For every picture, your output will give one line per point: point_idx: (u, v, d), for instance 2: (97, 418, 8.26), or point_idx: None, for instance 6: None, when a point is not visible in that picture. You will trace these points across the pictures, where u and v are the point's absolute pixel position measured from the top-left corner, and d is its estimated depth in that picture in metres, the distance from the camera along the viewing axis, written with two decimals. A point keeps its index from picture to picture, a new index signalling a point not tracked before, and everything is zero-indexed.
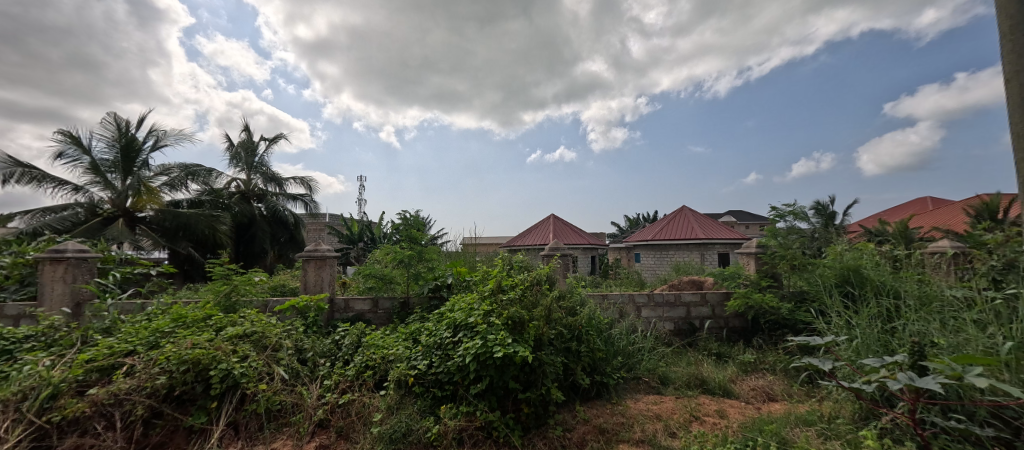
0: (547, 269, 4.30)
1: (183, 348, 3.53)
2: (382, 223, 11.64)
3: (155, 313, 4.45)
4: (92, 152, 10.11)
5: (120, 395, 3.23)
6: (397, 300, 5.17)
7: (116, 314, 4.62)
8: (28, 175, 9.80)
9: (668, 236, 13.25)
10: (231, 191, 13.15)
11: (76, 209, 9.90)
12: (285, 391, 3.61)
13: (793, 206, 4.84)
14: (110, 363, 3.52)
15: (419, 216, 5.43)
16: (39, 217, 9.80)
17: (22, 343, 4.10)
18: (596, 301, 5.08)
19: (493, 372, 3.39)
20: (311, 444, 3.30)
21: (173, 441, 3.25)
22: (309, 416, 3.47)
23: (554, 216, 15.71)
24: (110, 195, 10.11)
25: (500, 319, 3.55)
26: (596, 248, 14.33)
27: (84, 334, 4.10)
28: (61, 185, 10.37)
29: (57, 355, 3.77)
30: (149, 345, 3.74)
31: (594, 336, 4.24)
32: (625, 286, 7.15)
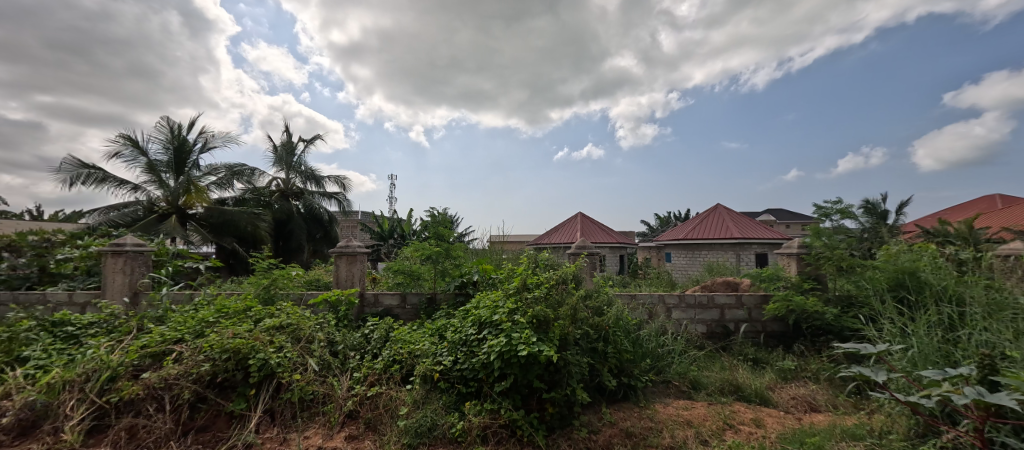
0: (573, 267, 4.19)
1: (225, 337, 3.65)
2: (411, 220, 11.76)
3: (201, 304, 4.63)
4: (148, 153, 10.70)
5: (169, 380, 3.34)
6: (424, 296, 5.15)
7: (168, 304, 4.85)
8: (92, 177, 10.44)
9: (701, 235, 12.81)
10: (270, 188, 13.65)
11: (137, 207, 10.59)
12: (316, 382, 3.66)
13: (840, 204, 4.51)
14: (161, 350, 3.66)
15: (447, 214, 5.44)
16: (104, 214, 10.43)
17: (87, 329, 4.35)
18: (624, 301, 4.92)
19: (517, 371, 3.33)
20: (340, 433, 3.32)
21: (215, 426, 3.35)
22: (339, 406, 3.50)
23: (581, 214, 15.50)
24: (163, 194, 10.68)
25: (524, 318, 3.49)
26: (624, 247, 14.04)
27: (140, 322, 4.32)
28: (121, 185, 11.02)
29: (115, 341, 3.97)
30: (195, 334, 3.87)
31: (622, 338, 4.11)
32: (655, 286, 6.98)
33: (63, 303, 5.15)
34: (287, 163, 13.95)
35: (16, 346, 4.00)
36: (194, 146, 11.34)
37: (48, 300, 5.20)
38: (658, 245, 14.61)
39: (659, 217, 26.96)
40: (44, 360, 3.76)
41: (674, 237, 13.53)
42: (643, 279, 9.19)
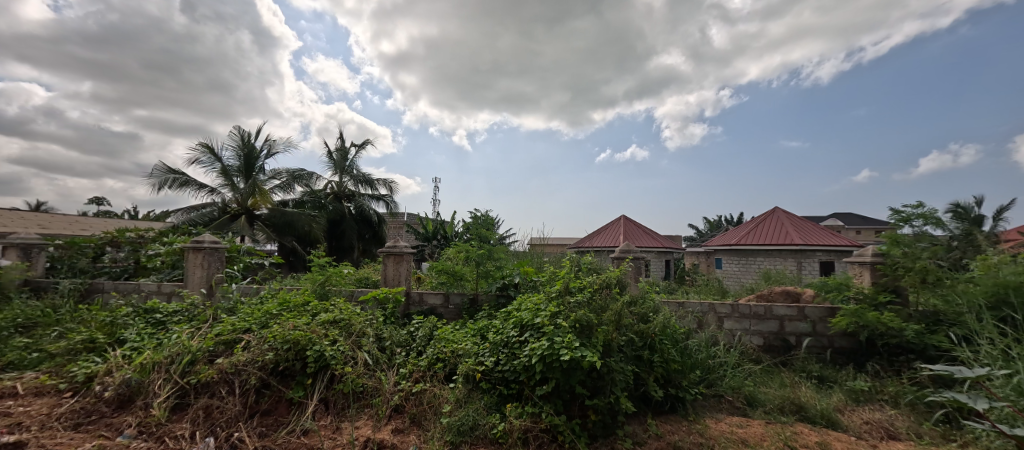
0: (617, 272, 4.02)
1: (287, 329, 3.87)
2: (455, 223, 11.88)
3: (265, 298, 4.90)
4: (222, 159, 11.54)
5: (239, 366, 3.56)
6: (467, 296, 5.13)
7: (239, 296, 5.17)
8: (177, 181, 11.37)
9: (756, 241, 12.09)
10: (325, 191, 14.33)
11: (213, 208, 11.38)
12: (366, 375, 3.71)
13: (922, 208, 4.06)
14: (232, 338, 3.94)
15: (488, 216, 5.50)
16: (186, 214, 11.30)
17: (172, 316, 4.70)
18: (672, 308, 4.69)
19: (559, 376, 3.23)
20: (387, 426, 3.33)
21: (276, 410, 3.49)
22: (387, 400, 3.51)
23: (625, 217, 15.07)
24: (234, 196, 11.51)
25: (567, 322, 3.40)
26: (671, 252, 13.51)
27: (215, 312, 4.63)
28: (200, 188, 11.96)
29: (195, 328, 4.29)
30: (261, 324, 4.12)
31: (670, 347, 3.86)
32: (705, 294, 6.62)
33: (153, 292, 5.62)
34: (340, 167, 14.57)
35: (113, 330, 4.42)
36: (261, 152, 12.06)
37: (139, 290, 5.70)
38: (707, 250, 13.93)
39: (708, 221, 25.73)
40: (139, 343, 4.11)
41: (725, 242, 12.85)
42: (692, 286, 8.78)
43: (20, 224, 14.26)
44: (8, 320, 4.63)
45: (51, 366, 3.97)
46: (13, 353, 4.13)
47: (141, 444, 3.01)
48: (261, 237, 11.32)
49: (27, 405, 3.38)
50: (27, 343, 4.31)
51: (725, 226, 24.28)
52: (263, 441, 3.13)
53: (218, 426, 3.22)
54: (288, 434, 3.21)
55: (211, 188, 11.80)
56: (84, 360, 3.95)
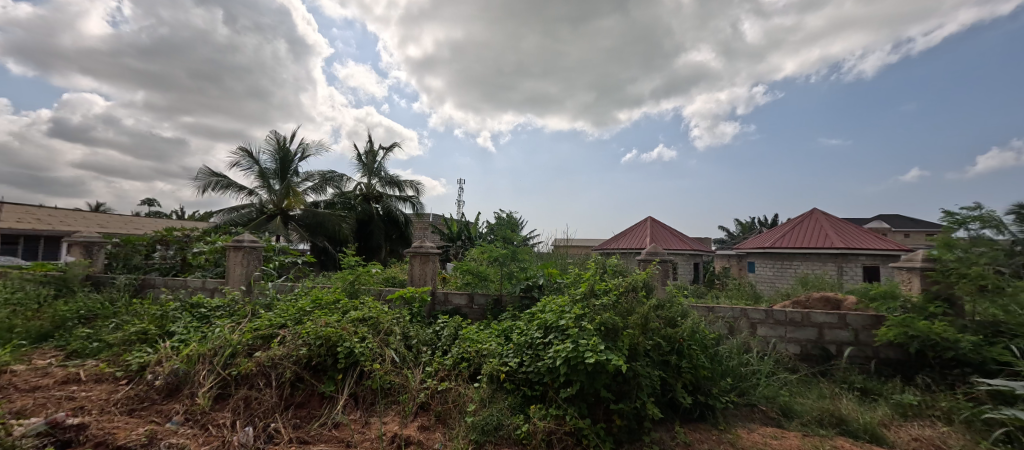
0: (644, 274, 3.87)
1: (319, 326, 3.95)
2: (479, 224, 11.88)
3: (299, 295, 5.02)
4: (259, 161, 11.96)
5: (275, 359, 3.64)
6: (491, 297, 5.07)
7: (275, 293, 5.34)
8: (220, 184, 11.87)
9: (792, 243, 11.59)
10: (355, 192, 14.64)
11: (252, 208, 11.78)
12: (394, 372, 3.72)
13: (980, 210, 3.76)
14: (269, 333, 4.04)
15: (512, 217, 5.48)
16: (228, 214, 11.75)
17: (215, 310, 4.85)
18: (701, 313, 4.54)
19: (583, 379, 3.15)
20: (414, 423, 3.33)
21: (310, 403, 3.55)
22: (413, 397, 3.51)
23: (652, 218, 14.75)
24: (270, 197, 11.91)
25: (592, 324, 3.32)
26: (700, 254, 13.12)
27: (254, 308, 4.78)
28: (241, 190, 12.43)
29: (236, 322, 4.43)
30: (295, 321, 4.22)
31: (699, 353, 3.69)
32: (736, 299, 6.36)
33: (199, 288, 5.85)
34: (368, 168, 14.86)
35: (163, 322, 4.61)
36: (295, 155, 12.43)
37: (185, 286, 5.93)
38: (739, 253, 13.46)
39: (740, 223, 24.88)
40: (186, 335, 4.29)
41: (759, 245, 12.37)
42: (723, 290, 8.48)
43: (82, 224, 15.26)
44: (71, 313, 4.94)
45: (109, 354, 4.18)
46: (76, 342, 4.40)
47: (188, 431, 3.10)
48: (295, 236, 11.67)
49: (88, 390, 3.59)
50: (88, 334, 4.55)
51: (758, 229, 23.42)
52: (297, 432, 3.19)
53: (257, 417, 3.32)
54: (320, 427, 3.27)
55: (250, 190, 12.25)
56: (137, 351, 4.09)
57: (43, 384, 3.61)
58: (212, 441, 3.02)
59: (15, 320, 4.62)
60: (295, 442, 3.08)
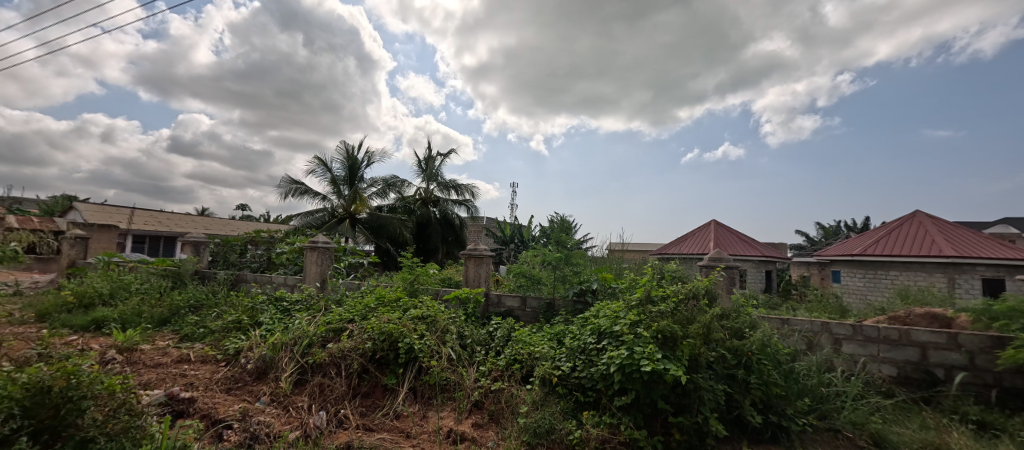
0: (707, 281, 3.53)
1: (382, 322, 4.04)
2: (530, 227, 11.76)
3: (364, 293, 5.18)
4: (331, 169, 12.71)
5: (344, 351, 3.77)
6: (543, 300, 4.89)
7: (345, 290, 5.57)
8: (297, 190, 12.73)
9: (887, 250, 10.30)
10: (414, 196, 15.13)
11: (325, 212, 12.51)
12: (450, 369, 3.69)
13: None
14: (339, 326, 4.20)
15: (564, 220, 5.30)
16: (304, 218, 12.60)
17: (295, 304, 5.11)
18: (774, 325, 4.08)
19: (640, 388, 2.92)
20: (467, 420, 3.25)
21: (374, 394, 3.62)
22: (467, 395, 3.46)
23: (716, 221, 13.83)
24: (340, 202, 12.60)
25: (648, 331, 3.08)
26: (774, 261, 12.04)
27: (327, 303, 5.01)
28: (315, 195, 13.26)
29: (312, 316, 4.65)
30: (361, 317, 4.34)
31: (772, 369, 3.26)
32: (819, 312, 5.69)
33: (281, 284, 6.16)
34: (427, 173, 15.29)
35: (254, 313, 4.92)
36: (362, 163, 13.07)
37: (272, 281, 6.30)
38: (820, 261, 12.16)
39: (823, 227, 22.80)
40: (272, 326, 4.55)
41: (844, 253, 11.08)
42: (801, 302, 7.68)
43: (191, 225, 17.18)
44: (184, 302, 5.44)
45: (212, 339, 4.56)
46: (188, 328, 4.83)
47: (273, 410, 3.26)
48: (361, 238, 12.29)
49: (196, 369, 3.91)
50: (196, 321, 4.98)
51: (845, 234, 21.08)
52: (363, 420, 3.24)
53: (330, 402, 3.42)
54: (383, 417, 3.30)
55: (324, 195, 13.05)
56: (233, 338, 4.41)
57: (163, 362, 3.97)
58: (292, 421, 3.15)
59: (143, 306, 5.23)
60: (361, 428, 3.13)
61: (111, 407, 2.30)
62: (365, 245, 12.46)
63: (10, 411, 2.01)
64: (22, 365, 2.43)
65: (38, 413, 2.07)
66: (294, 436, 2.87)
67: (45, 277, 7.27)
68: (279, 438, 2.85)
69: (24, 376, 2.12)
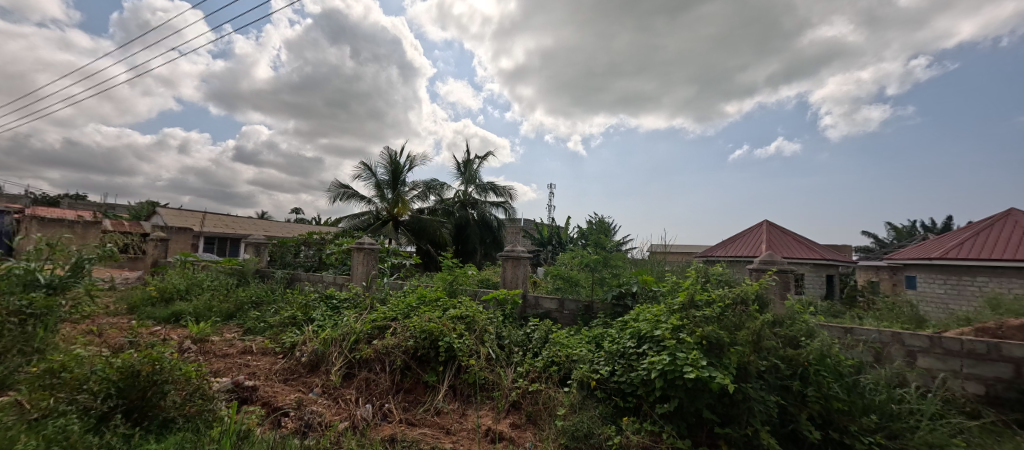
0: (756, 286, 3.38)
1: (423, 321, 4.19)
2: (569, 228, 11.72)
3: (407, 293, 5.38)
4: (375, 173, 13.23)
5: (388, 349, 3.95)
6: (581, 303, 4.89)
7: (389, 289, 5.80)
8: (344, 194, 13.34)
9: (968, 253, 9.49)
10: (452, 199, 15.43)
11: (370, 214, 13.02)
12: (488, 369, 3.77)
13: None
14: (383, 324, 4.40)
15: (603, 221, 5.26)
16: (351, 220, 13.20)
17: (343, 302, 5.40)
18: (835, 335, 3.84)
19: (683, 395, 2.87)
20: (505, 420, 3.32)
21: (416, 390, 3.76)
22: (505, 395, 3.53)
23: (768, 223, 13.21)
24: (384, 205, 13.07)
25: (692, 337, 3.01)
26: (835, 265, 11.20)
27: (372, 301, 5.25)
28: (361, 199, 13.86)
29: (359, 313, 4.89)
30: (403, 315, 4.52)
31: (832, 382, 3.09)
32: (889, 321, 5.31)
33: (331, 282, 6.51)
34: (466, 176, 15.57)
35: (307, 309, 5.24)
36: (404, 167, 13.50)
37: (323, 280, 6.65)
38: (894, 266, 11.48)
39: (895, 227, 21.11)
40: (323, 322, 4.83)
41: (920, 255, 10.43)
42: (867, 311, 7.12)
43: (253, 227, 18.47)
44: (247, 298, 5.86)
45: (271, 333, 4.91)
46: (250, 322, 5.22)
47: (324, 401, 3.48)
48: (403, 239, 12.66)
49: (258, 360, 4.22)
50: (257, 316, 5.37)
51: (920, 235, 19.37)
52: (405, 414, 3.38)
53: (375, 396, 3.61)
54: (425, 412, 3.43)
55: (369, 198, 13.61)
56: (290, 332, 4.72)
57: (229, 352, 4.33)
58: (341, 412, 3.34)
59: (214, 301, 5.71)
60: (404, 422, 3.27)
61: (189, 391, 2.55)
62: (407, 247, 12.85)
63: (106, 391, 2.31)
64: (116, 351, 2.81)
65: (129, 393, 2.36)
66: (343, 426, 3.05)
67: (133, 274, 8.04)
68: (330, 427, 3.04)
69: (118, 361, 2.40)
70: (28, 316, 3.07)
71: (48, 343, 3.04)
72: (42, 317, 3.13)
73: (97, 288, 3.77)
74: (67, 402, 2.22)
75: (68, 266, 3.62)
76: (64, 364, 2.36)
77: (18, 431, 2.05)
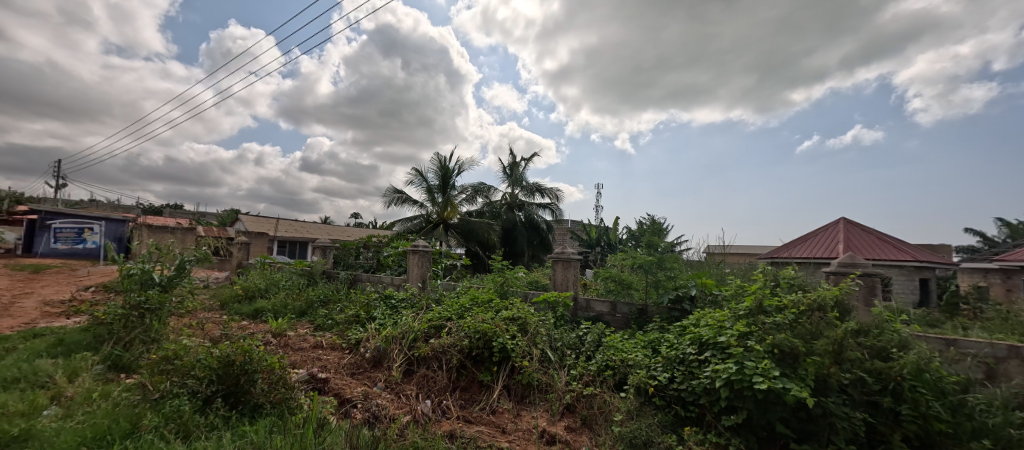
0: (836, 291, 3.15)
1: (477, 321, 4.31)
2: (618, 229, 11.49)
3: (460, 293, 5.56)
4: (427, 178, 13.71)
5: (444, 347, 4.11)
6: (634, 307, 4.80)
7: (443, 290, 6.02)
8: (398, 199, 13.94)
9: None
10: (500, 201, 15.64)
11: (422, 218, 13.50)
12: (540, 371, 3.81)
13: None
14: (439, 324, 4.58)
15: (657, 222, 5.12)
16: (405, 223, 13.78)
17: (401, 301, 5.67)
18: (933, 347, 3.21)
19: (752, 407, 2.75)
20: (560, 423, 3.34)
21: (471, 388, 3.89)
22: (558, 398, 3.55)
23: (847, 221, 12.13)
24: (434, 208, 13.49)
25: (762, 345, 2.87)
26: (925, 268, 10.08)
27: (428, 301, 5.48)
28: (414, 203, 14.42)
29: (416, 313, 5.13)
30: (457, 316, 4.67)
31: (933, 400, 2.66)
32: (1001, 331, 4.67)
33: (390, 283, 6.85)
34: (513, 178, 15.73)
35: (369, 308, 5.58)
36: (454, 171, 13.87)
37: (383, 280, 7.02)
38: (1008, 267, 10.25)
39: (1005, 224, 18.59)
40: (383, 320, 5.10)
41: None
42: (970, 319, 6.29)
43: (319, 232, 19.81)
44: (316, 296, 6.31)
45: (338, 329, 5.27)
46: (319, 319, 5.64)
47: (387, 395, 3.69)
48: (454, 242, 12.99)
49: (327, 354, 4.55)
50: (325, 314, 5.77)
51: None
52: (462, 412, 3.51)
53: (433, 393, 3.77)
54: (480, 411, 3.54)
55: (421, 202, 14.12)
56: (354, 329, 5.03)
57: (304, 346, 4.71)
58: (403, 406, 3.52)
59: (289, 299, 6.22)
60: (461, 419, 3.40)
61: (273, 380, 2.78)
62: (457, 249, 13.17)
63: (209, 377, 2.62)
64: (215, 343, 3.16)
65: (226, 380, 2.65)
66: (406, 419, 3.23)
67: (221, 274, 8.93)
68: (394, 419, 3.23)
69: (217, 352, 2.70)
70: (145, 310, 3.52)
71: (162, 334, 3.50)
72: (157, 311, 3.58)
73: (196, 287, 4.26)
74: (180, 385, 2.59)
75: (173, 266, 4.10)
76: (176, 353, 2.72)
77: (144, 407, 2.46)
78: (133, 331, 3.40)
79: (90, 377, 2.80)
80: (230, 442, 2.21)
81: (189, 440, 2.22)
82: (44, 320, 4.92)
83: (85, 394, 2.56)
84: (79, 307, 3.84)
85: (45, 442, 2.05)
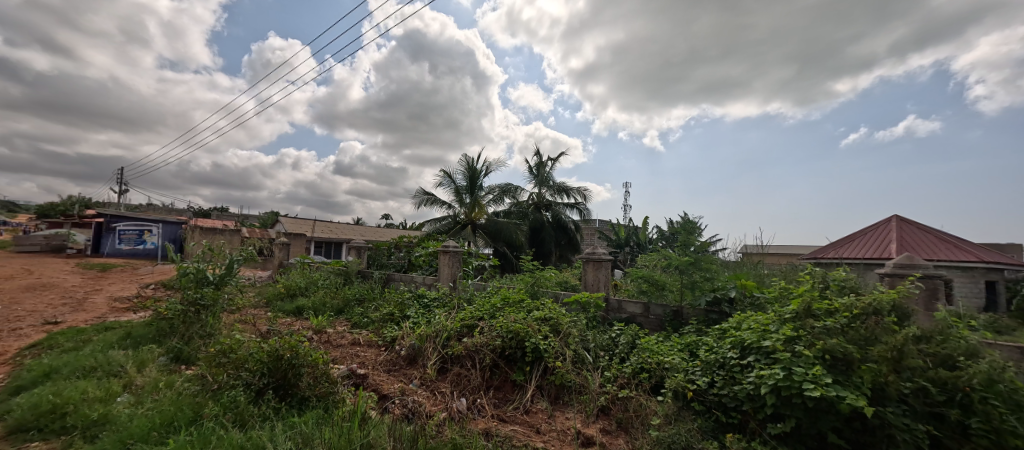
0: (894, 294, 2.96)
1: (510, 321, 4.32)
2: (648, 229, 11.27)
3: (491, 293, 5.59)
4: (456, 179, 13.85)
5: (477, 346, 4.15)
6: (669, 308, 4.69)
7: (473, 290, 6.08)
8: (427, 201, 14.17)
9: None
10: (528, 201, 15.66)
11: (450, 218, 13.71)
12: (573, 372, 3.78)
13: None
14: (471, 323, 4.62)
15: (691, 221, 4.96)
16: (434, 224, 14.02)
17: (434, 301, 5.77)
18: (1006, 355, 2.96)
19: (802, 415, 2.64)
20: (595, 425, 3.31)
21: (504, 387, 3.91)
22: (593, 400, 3.51)
23: (900, 219, 11.36)
24: (463, 209, 13.64)
25: (811, 351, 2.75)
26: (990, 270, 9.31)
27: (459, 301, 5.54)
28: (443, 204, 14.63)
29: (448, 312, 5.19)
30: (489, 315, 4.70)
31: (1008, 413, 2.41)
32: None
33: (422, 282, 6.97)
34: (540, 178, 15.70)
35: (402, 307, 5.70)
36: (480, 172, 13.92)
37: (415, 280, 7.15)
38: None
39: None
40: (417, 319, 5.20)
41: None
42: None
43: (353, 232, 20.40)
44: (352, 295, 6.50)
45: (373, 327, 5.41)
46: (356, 317, 5.80)
47: (422, 392, 3.75)
48: (482, 242, 13.08)
49: (364, 351, 4.68)
50: (361, 312, 5.94)
51: None
52: (497, 411, 3.53)
53: (467, 391, 3.81)
54: (514, 410, 3.55)
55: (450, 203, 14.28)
56: (389, 327, 5.15)
57: (342, 343, 4.87)
58: (438, 404, 3.57)
59: (327, 298, 6.44)
60: (496, 418, 3.42)
61: (318, 375, 2.89)
62: (486, 249, 13.24)
63: (260, 370, 2.75)
64: (264, 338, 3.31)
65: (275, 373, 2.77)
66: (443, 416, 3.28)
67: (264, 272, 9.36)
68: (431, 416, 3.29)
69: (266, 347, 2.82)
70: (201, 306, 3.73)
71: (216, 329, 3.70)
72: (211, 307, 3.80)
73: (244, 284, 4.49)
74: (235, 377, 2.74)
75: (224, 265, 4.32)
76: (231, 347, 2.87)
77: (203, 397, 2.62)
78: (192, 327, 3.62)
79: (156, 368, 3.00)
80: (282, 432, 2.31)
81: (245, 429, 2.35)
82: (112, 314, 5.30)
83: (153, 384, 2.75)
84: (143, 302, 4.13)
85: (121, 427, 2.21)
